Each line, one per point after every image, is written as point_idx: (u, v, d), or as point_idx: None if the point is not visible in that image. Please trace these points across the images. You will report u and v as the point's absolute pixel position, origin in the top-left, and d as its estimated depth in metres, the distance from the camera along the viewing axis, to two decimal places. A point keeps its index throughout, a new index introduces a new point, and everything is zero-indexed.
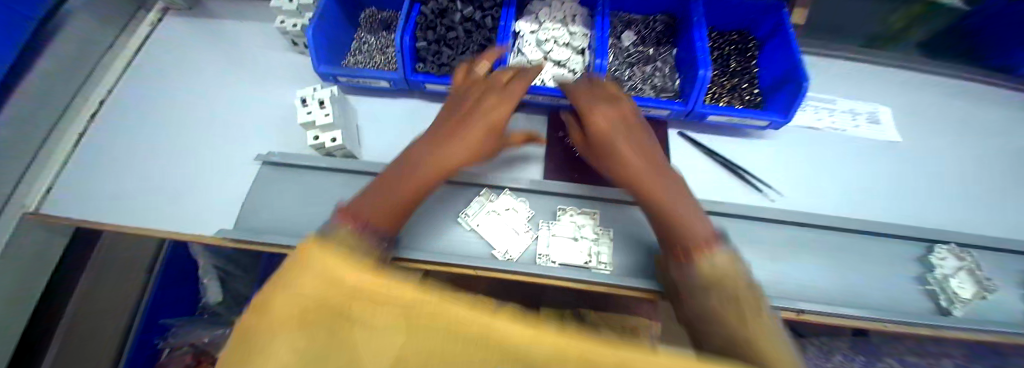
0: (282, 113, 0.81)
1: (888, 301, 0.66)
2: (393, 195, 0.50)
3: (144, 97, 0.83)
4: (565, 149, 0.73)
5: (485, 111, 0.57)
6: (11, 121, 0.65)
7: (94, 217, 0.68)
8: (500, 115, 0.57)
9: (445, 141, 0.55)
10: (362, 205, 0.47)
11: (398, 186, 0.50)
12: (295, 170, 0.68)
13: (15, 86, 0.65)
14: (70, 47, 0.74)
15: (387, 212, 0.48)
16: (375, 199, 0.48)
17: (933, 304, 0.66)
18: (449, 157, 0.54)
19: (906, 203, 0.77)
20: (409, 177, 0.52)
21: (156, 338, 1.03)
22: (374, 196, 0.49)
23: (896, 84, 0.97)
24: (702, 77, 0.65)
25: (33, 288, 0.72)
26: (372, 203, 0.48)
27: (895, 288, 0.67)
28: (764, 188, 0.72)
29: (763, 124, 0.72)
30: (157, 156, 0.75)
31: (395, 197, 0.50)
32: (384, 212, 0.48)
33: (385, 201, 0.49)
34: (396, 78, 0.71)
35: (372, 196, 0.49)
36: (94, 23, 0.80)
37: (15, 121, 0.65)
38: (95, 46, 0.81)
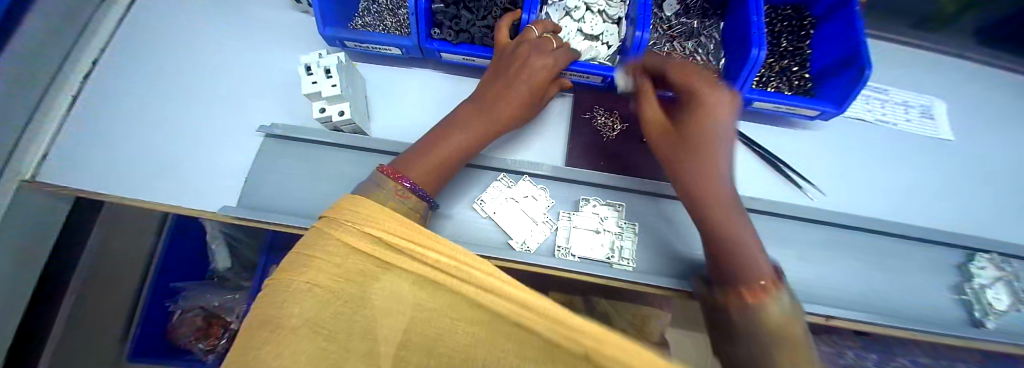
0: (284, 81, 0.74)
1: (918, 307, 0.63)
2: (438, 157, 0.47)
3: (138, 57, 0.75)
4: (591, 132, 0.67)
5: (536, 72, 0.53)
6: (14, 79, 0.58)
7: (87, 185, 0.64)
8: (546, 77, 0.54)
9: (492, 102, 0.51)
10: (414, 166, 0.46)
11: (448, 146, 0.48)
12: (299, 145, 0.63)
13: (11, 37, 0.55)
14: None
15: (437, 170, 0.47)
16: (427, 158, 0.47)
17: (965, 314, 0.63)
18: (498, 121, 0.51)
19: (952, 207, 0.71)
20: (450, 138, 0.49)
21: (169, 301, 1.06)
22: (422, 156, 0.47)
23: (956, 74, 0.88)
24: (754, 57, 0.57)
25: (43, 249, 0.69)
26: (425, 160, 0.47)
27: (928, 297, 0.64)
28: (804, 185, 0.67)
29: (813, 114, 0.65)
30: (154, 124, 0.69)
31: (444, 157, 0.48)
32: (435, 170, 0.47)
33: (433, 161, 0.47)
34: (409, 44, 0.64)
35: (419, 157, 0.47)
36: None
37: (17, 80, 0.58)
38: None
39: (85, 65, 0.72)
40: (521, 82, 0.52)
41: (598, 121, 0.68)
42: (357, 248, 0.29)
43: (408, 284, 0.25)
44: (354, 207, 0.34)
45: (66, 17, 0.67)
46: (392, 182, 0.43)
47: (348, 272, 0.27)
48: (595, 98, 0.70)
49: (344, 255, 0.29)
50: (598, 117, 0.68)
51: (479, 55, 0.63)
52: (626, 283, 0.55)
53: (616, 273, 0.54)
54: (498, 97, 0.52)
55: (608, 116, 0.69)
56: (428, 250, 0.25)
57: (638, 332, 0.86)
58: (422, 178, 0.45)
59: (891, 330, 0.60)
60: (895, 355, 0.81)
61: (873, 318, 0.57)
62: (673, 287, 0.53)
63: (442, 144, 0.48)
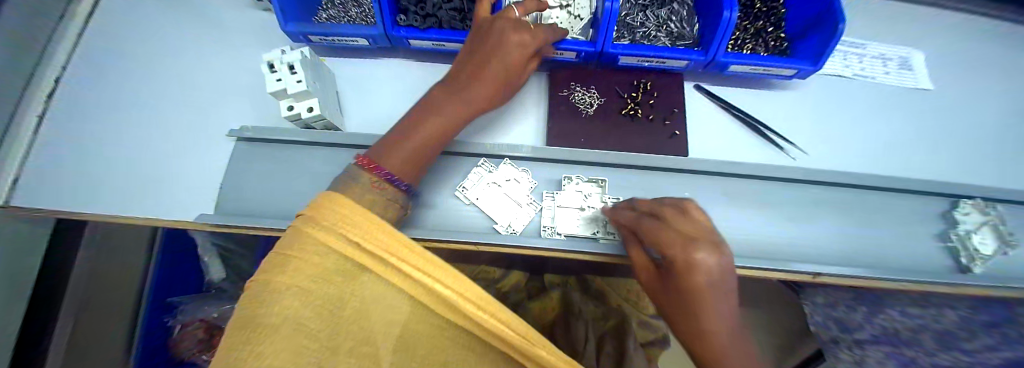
0: (253, 83, 0.72)
1: (904, 258, 0.63)
2: (416, 145, 0.46)
3: (101, 72, 0.73)
4: (569, 110, 0.65)
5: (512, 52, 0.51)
6: None
7: (60, 206, 0.62)
8: (522, 57, 0.52)
9: (469, 85, 0.49)
10: (391, 153, 0.44)
11: (422, 134, 0.46)
12: (272, 146, 0.62)
13: None
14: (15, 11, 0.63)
15: (412, 158, 0.46)
16: (405, 147, 0.45)
17: (952, 261, 0.64)
18: (475, 106, 0.50)
19: (933, 157, 0.71)
20: (428, 125, 0.47)
21: (167, 317, 1.06)
22: (398, 144, 0.45)
23: (932, 25, 0.87)
24: (726, 19, 0.56)
25: (21, 275, 0.68)
26: (403, 149, 0.45)
27: (914, 247, 0.64)
28: (786, 146, 0.67)
29: (790, 73, 0.64)
30: (124, 139, 0.67)
31: (420, 146, 0.47)
32: (410, 159, 0.46)
33: (412, 149, 0.46)
34: (375, 34, 0.62)
35: (396, 145, 0.45)
36: None
37: None
38: (45, 15, 0.69)
39: (48, 84, 0.69)
40: (496, 64, 0.50)
41: (576, 98, 0.66)
42: (337, 249, 0.24)
43: (394, 294, 0.24)
44: (328, 205, 0.28)
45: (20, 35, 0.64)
46: (366, 172, 0.41)
47: (329, 273, 0.23)
48: (571, 74, 0.68)
49: (324, 254, 0.24)
50: (576, 94, 0.66)
51: (448, 39, 0.62)
52: (612, 258, 0.55)
53: (601, 248, 0.54)
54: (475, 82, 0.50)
55: (586, 92, 0.66)
56: (402, 263, 0.22)
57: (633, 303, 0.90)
58: (397, 169, 0.44)
59: (879, 282, 0.60)
60: (884, 307, 0.81)
61: (860, 272, 0.58)
62: None
63: (415, 134, 0.46)
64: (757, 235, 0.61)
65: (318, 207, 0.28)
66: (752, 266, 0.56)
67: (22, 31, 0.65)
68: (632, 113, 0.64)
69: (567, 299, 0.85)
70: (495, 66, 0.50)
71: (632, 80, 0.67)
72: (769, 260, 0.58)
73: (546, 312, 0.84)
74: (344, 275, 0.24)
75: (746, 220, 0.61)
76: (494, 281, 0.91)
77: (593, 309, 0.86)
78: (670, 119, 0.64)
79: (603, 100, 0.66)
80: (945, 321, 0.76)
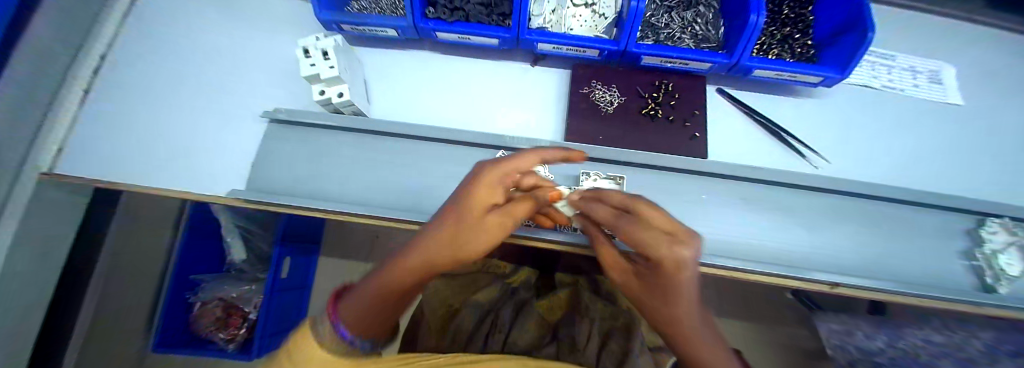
0: (286, 68, 0.75)
1: (925, 274, 0.62)
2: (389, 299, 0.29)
3: (143, 52, 0.77)
4: (589, 107, 0.65)
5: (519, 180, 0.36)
6: (26, 75, 0.59)
7: (104, 176, 0.66)
8: (487, 200, 0.34)
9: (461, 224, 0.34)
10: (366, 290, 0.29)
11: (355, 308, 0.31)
12: (303, 128, 0.65)
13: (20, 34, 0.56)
14: None
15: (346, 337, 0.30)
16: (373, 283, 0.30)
17: (976, 280, 0.62)
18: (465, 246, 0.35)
19: (963, 174, 0.69)
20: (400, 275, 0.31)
21: (187, 293, 1.11)
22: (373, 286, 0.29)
23: (968, 40, 0.85)
24: (753, 22, 0.56)
25: (55, 241, 0.72)
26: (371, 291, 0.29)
27: (938, 264, 0.62)
28: (808, 154, 0.66)
29: (816, 80, 0.63)
30: (162, 116, 0.71)
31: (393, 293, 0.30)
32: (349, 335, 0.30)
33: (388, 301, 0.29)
34: (404, 25, 0.64)
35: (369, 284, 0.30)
36: None
37: (28, 76, 0.59)
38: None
39: (94, 61, 0.73)
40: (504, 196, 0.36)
41: (596, 95, 0.66)
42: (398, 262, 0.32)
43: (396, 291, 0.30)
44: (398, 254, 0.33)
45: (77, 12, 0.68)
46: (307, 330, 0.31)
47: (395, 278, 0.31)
48: (593, 72, 0.68)
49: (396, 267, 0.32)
50: (597, 91, 0.67)
51: (474, 32, 0.63)
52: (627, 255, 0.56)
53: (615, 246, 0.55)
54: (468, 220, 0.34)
55: (607, 90, 0.67)
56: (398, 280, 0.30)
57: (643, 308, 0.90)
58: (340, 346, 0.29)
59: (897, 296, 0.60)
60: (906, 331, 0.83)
61: (878, 284, 0.57)
62: None
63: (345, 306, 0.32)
64: (773, 241, 0.61)
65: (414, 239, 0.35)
66: (767, 271, 0.56)
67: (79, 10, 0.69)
68: (652, 113, 0.65)
69: (573, 300, 0.86)
70: (444, 221, 0.34)
71: (654, 80, 0.68)
72: (783, 266, 0.58)
73: (553, 311, 0.84)
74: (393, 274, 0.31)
75: (763, 226, 0.61)
76: (504, 276, 0.96)
77: (602, 309, 0.86)
78: (690, 121, 0.64)
79: (623, 99, 0.66)
80: (969, 348, 0.76)
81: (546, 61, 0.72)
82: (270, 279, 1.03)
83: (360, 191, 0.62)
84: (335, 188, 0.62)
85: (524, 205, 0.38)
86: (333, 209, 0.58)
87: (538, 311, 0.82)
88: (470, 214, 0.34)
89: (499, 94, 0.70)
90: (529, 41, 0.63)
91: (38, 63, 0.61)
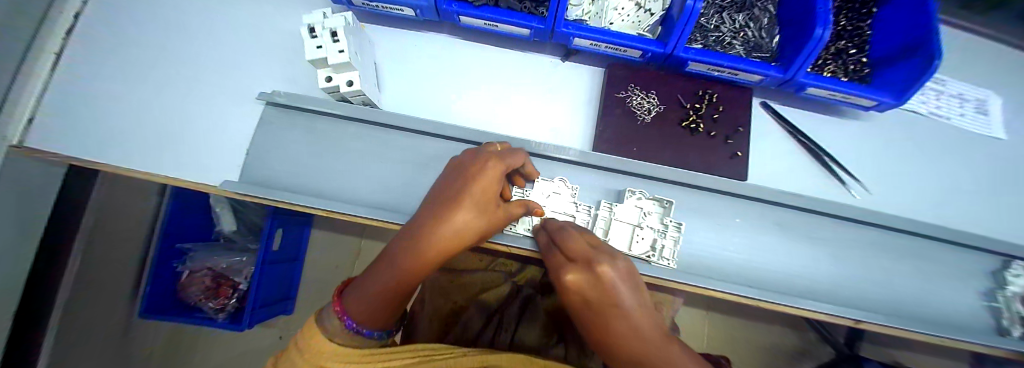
0: (285, 43, 0.67)
1: (945, 311, 0.61)
2: (393, 285, 0.36)
3: (121, 12, 0.67)
4: (625, 114, 0.59)
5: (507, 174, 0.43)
6: None
7: (81, 153, 0.59)
8: (493, 187, 0.40)
9: (471, 208, 0.39)
10: (374, 284, 0.36)
11: (394, 267, 0.37)
12: (306, 116, 0.58)
13: None
14: None
15: (382, 302, 0.36)
16: (379, 277, 0.37)
17: (992, 322, 0.62)
18: (471, 234, 0.40)
19: (996, 213, 0.67)
20: (409, 264, 0.37)
21: (175, 263, 1.07)
22: (378, 281, 0.37)
23: (1019, 68, 0.80)
24: (817, 36, 0.49)
25: (33, 218, 0.66)
26: (374, 285, 0.36)
27: (960, 304, 0.61)
28: (850, 182, 0.62)
29: (869, 104, 0.58)
30: (145, 87, 0.63)
31: (399, 283, 0.37)
32: (381, 301, 0.35)
33: (388, 288, 0.36)
34: (425, 5, 0.55)
35: (376, 280, 0.37)
36: None
37: None
38: None
39: (67, 21, 0.64)
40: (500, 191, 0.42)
41: (632, 101, 0.60)
42: (396, 265, 0.37)
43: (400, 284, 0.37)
44: (385, 261, 0.38)
45: None
46: (332, 311, 0.35)
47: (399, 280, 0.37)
48: (631, 75, 0.62)
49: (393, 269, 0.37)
50: (634, 97, 0.60)
51: (504, 20, 0.56)
52: (662, 281, 0.53)
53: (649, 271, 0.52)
54: (478, 204, 0.39)
55: (644, 96, 0.61)
56: (403, 275, 0.37)
57: None
58: (364, 316, 0.35)
59: (925, 335, 0.58)
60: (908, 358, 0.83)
61: (907, 325, 0.55)
62: (704, 286, 0.53)
63: (382, 275, 0.37)
64: (802, 272, 0.58)
65: (399, 248, 0.38)
66: (796, 306, 0.53)
67: None
68: (692, 126, 0.59)
69: None
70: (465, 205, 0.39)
71: (696, 89, 0.62)
72: (809, 300, 0.56)
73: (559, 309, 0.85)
74: (390, 276, 0.36)
75: (792, 256, 0.58)
76: (512, 275, 0.96)
77: None
78: (732, 138, 0.59)
79: (661, 108, 0.60)
80: None
81: (578, 57, 0.65)
82: (262, 250, 0.97)
83: (367, 191, 0.57)
84: (341, 186, 0.57)
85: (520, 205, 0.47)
86: (338, 211, 0.53)
87: (546, 308, 0.82)
88: (485, 195, 0.40)
89: (524, 92, 0.63)
90: (564, 34, 0.56)
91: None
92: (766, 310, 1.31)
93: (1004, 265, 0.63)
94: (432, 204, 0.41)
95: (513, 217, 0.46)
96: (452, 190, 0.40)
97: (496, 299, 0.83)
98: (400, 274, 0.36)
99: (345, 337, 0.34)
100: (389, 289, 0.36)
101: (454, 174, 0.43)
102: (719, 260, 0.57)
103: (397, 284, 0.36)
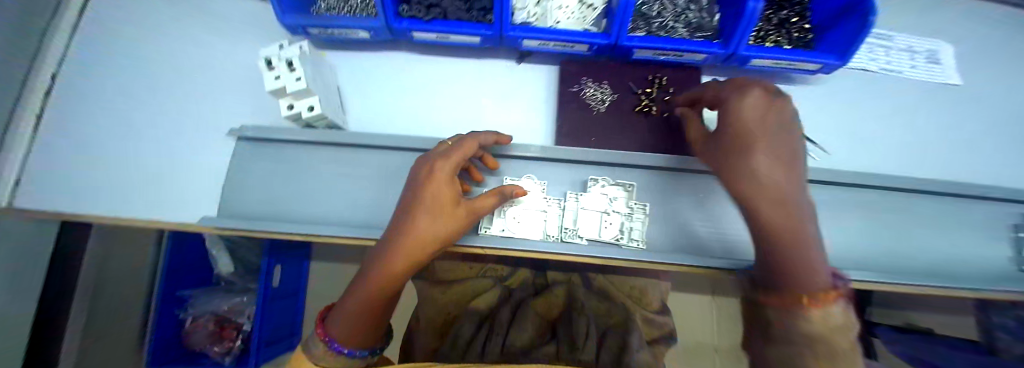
0: (251, 78, 0.69)
1: (932, 261, 0.60)
2: (370, 302, 0.39)
3: (93, 67, 0.69)
4: (580, 106, 0.62)
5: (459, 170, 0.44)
6: None
7: (65, 207, 0.61)
8: (443, 190, 0.41)
9: (425, 214, 0.40)
10: (352, 304, 0.39)
11: (366, 285, 0.39)
12: (274, 145, 0.60)
13: None
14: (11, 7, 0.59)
15: (364, 323, 0.39)
16: (353, 298, 0.40)
17: (977, 266, 0.61)
18: (433, 239, 0.41)
19: (961, 157, 0.68)
20: (379, 280, 0.39)
21: (177, 309, 1.09)
22: (354, 302, 0.39)
23: (968, 14, 0.82)
24: (750, 9, 0.51)
25: (32, 275, 0.68)
26: (351, 307, 0.39)
27: (945, 251, 0.60)
28: (808, 145, 0.64)
29: (815, 67, 0.61)
30: (121, 137, 0.65)
31: (373, 299, 0.39)
32: (360, 319, 0.39)
33: (366, 307, 0.39)
34: (377, 26, 0.58)
35: (353, 301, 0.40)
36: None
37: None
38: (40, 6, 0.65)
39: (45, 80, 0.66)
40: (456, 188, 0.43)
41: (586, 94, 0.63)
42: (368, 284, 0.40)
43: (375, 302, 0.39)
44: (362, 280, 0.41)
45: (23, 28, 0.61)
46: (318, 339, 0.39)
47: (373, 298, 0.39)
48: (582, 69, 0.64)
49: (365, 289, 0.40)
50: (588, 90, 0.63)
51: (454, 31, 0.58)
52: (634, 262, 0.55)
53: (618, 253, 0.54)
54: (432, 208, 0.40)
55: (597, 87, 0.63)
56: (375, 292, 0.39)
57: (638, 302, 0.93)
58: (346, 336, 0.38)
59: (912, 287, 0.57)
60: None
61: (882, 277, 0.55)
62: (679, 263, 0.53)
63: (355, 292, 0.40)
64: None
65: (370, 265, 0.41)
66: None
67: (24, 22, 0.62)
68: (646, 110, 0.61)
69: (570, 296, 0.90)
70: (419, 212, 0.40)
71: (646, 75, 0.64)
72: None
73: (552, 307, 0.86)
74: (364, 294, 0.39)
75: None
76: (502, 279, 0.97)
77: (597, 305, 0.88)
78: None
79: (614, 96, 0.62)
80: None
81: (532, 57, 0.68)
82: (262, 287, 0.98)
83: (340, 210, 0.59)
84: (315, 209, 0.59)
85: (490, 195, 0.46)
86: (316, 233, 0.55)
87: (537, 309, 0.83)
88: (436, 199, 0.41)
89: (484, 96, 0.66)
90: (513, 38, 0.58)
91: None
92: None
93: (990, 211, 0.62)
94: (395, 216, 0.43)
95: (484, 210, 0.46)
96: (409, 200, 0.42)
97: (489, 305, 0.85)
98: (373, 290, 0.39)
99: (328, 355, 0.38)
100: (365, 306, 0.39)
101: (410, 181, 0.45)
102: (694, 235, 0.57)
103: (372, 303, 0.39)
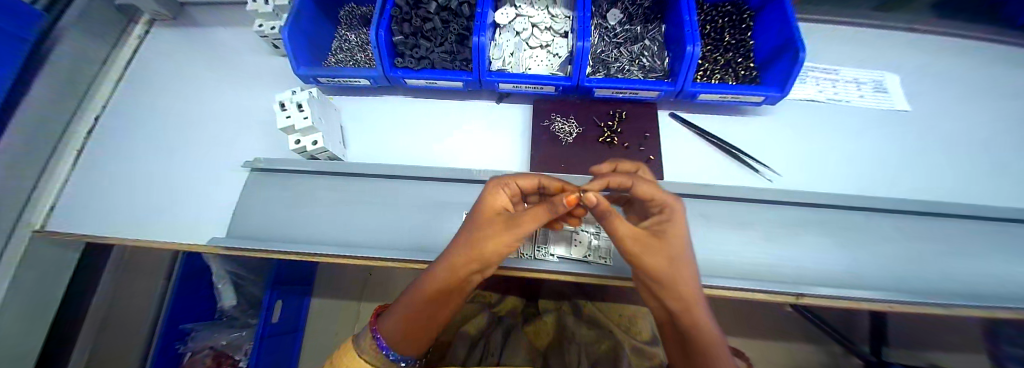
0: (267, 118, 0.81)
1: (908, 279, 0.59)
2: (417, 310, 0.40)
3: (133, 111, 0.83)
4: (550, 138, 0.69)
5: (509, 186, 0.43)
6: (19, 147, 0.66)
7: (91, 229, 0.70)
8: (489, 204, 0.42)
9: (472, 224, 0.41)
10: (401, 310, 0.40)
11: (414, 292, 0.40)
12: (281, 174, 0.69)
13: (17, 105, 0.65)
14: (65, 66, 0.74)
15: (407, 327, 0.40)
16: (404, 302, 0.41)
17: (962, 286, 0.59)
18: (475, 251, 0.39)
19: (922, 177, 0.71)
20: (427, 288, 0.40)
21: (178, 344, 1.08)
22: (405, 309, 0.40)
23: (910, 49, 0.90)
24: (690, 53, 0.60)
25: (46, 292, 0.75)
26: (400, 310, 0.41)
27: (922, 269, 0.60)
28: (761, 168, 0.69)
29: (760, 99, 0.67)
30: (150, 170, 0.75)
31: (420, 308, 0.40)
32: (406, 324, 0.40)
33: (416, 314, 0.40)
34: (375, 75, 0.69)
35: (403, 308, 0.41)
36: (95, 37, 0.81)
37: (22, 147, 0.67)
38: (89, 64, 0.80)
39: (87, 122, 0.80)
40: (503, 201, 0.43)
41: (555, 127, 0.71)
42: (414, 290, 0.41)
43: (417, 308, 0.40)
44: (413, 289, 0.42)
45: (69, 81, 0.76)
46: (367, 333, 0.42)
47: (416, 305, 0.40)
48: (553, 106, 0.73)
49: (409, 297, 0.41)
50: (557, 124, 0.71)
51: (440, 77, 0.69)
52: (604, 279, 0.58)
53: (585, 270, 0.57)
54: (479, 217, 0.41)
55: (566, 122, 0.71)
56: (419, 299, 0.40)
57: (626, 331, 0.89)
58: (394, 339, 0.40)
59: (884, 305, 0.57)
60: None
61: (849, 293, 0.55)
62: None
63: (407, 296, 0.42)
64: (737, 253, 0.60)
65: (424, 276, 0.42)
66: (741, 289, 0.55)
67: (76, 77, 0.77)
68: (610, 140, 0.68)
69: (560, 323, 0.87)
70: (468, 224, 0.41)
71: (609, 110, 0.73)
72: (750, 279, 0.57)
73: (538, 339, 0.85)
74: (411, 301, 0.40)
75: (727, 240, 0.61)
76: (491, 305, 0.97)
77: (587, 333, 0.82)
78: (644, 146, 0.68)
79: (580, 129, 0.70)
80: None
81: (511, 97, 0.78)
82: (262, 322, 1.02)
83: (329, 232, 0.64)
84: (308, 230, 0.65)
85: (539, 209, 0.38)
86: (306, 251, 0.61)
87: (526, 335, 0.83)
88: (481, 212, 0.41)
89: (469, 131, 0.74)
90: (490, 82, 0.68)
91: (25, 126, 0.67)
92: (781, 323, 1.18)
93: (961, 230, 0.62)
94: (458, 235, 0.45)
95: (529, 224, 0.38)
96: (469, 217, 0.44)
97: (478, 329, 0.82)
98: (420, 297, 0.40)
99: (373, 355, 0.39)
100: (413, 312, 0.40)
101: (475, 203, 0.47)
102: None
103: (417, 309, 0.40)
